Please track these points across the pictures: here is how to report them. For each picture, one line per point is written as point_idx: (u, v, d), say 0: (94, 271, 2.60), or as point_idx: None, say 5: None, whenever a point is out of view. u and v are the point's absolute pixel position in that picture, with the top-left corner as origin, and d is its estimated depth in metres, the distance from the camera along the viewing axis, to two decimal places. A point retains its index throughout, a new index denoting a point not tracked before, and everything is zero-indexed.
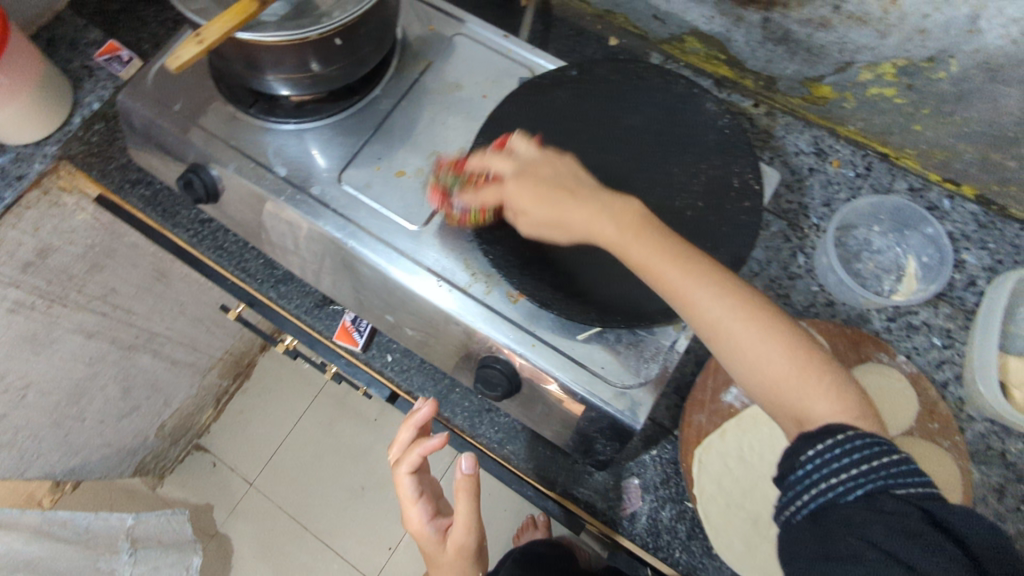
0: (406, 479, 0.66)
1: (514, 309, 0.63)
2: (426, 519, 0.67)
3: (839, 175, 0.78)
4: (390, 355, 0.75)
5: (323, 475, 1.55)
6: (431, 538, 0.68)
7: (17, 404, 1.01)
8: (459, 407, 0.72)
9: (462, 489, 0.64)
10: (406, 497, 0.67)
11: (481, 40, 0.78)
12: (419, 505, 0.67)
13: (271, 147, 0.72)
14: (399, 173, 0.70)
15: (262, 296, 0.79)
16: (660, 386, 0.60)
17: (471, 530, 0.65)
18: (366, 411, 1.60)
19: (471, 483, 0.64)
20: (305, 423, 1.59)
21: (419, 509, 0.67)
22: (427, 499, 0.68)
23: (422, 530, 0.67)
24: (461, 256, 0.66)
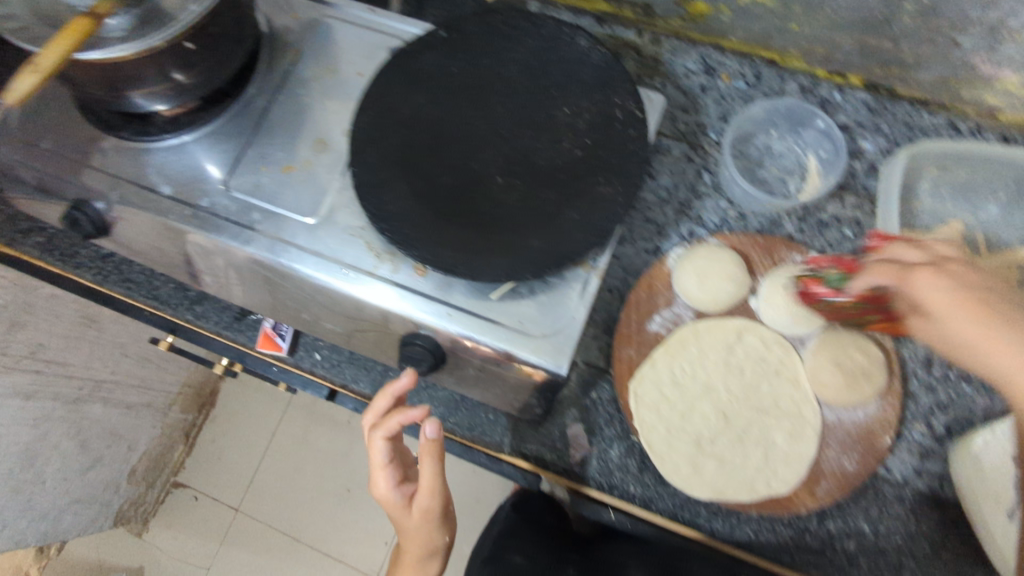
0: (378, 444, 0.65)
1: (424, 282, 0.63)
2: (392, 485, 0.67)
3: (731, 88, 0.79)
4: (319, 353, 0.73)
5: (307, 485, 1.54)
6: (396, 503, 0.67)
7: None
8: (395, 390, 0.71)
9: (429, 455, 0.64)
10: (376, 462, 0.67)
11: (349, 18, 0.76)
12: (387, 471, 0.66)
13: (151, 167, 0.69)
14: (288, 167, 0.68)
15: (181, 320, 0.77)
16: (580, 329, 0.60)
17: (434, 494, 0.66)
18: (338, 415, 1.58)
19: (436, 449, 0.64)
20: (279, 439, 1.57)
21: (386, 474, 0.67)
22: (396, 466, 0.68)
23: (388, 495, 0.67)
24: (362, 239, 0.65)
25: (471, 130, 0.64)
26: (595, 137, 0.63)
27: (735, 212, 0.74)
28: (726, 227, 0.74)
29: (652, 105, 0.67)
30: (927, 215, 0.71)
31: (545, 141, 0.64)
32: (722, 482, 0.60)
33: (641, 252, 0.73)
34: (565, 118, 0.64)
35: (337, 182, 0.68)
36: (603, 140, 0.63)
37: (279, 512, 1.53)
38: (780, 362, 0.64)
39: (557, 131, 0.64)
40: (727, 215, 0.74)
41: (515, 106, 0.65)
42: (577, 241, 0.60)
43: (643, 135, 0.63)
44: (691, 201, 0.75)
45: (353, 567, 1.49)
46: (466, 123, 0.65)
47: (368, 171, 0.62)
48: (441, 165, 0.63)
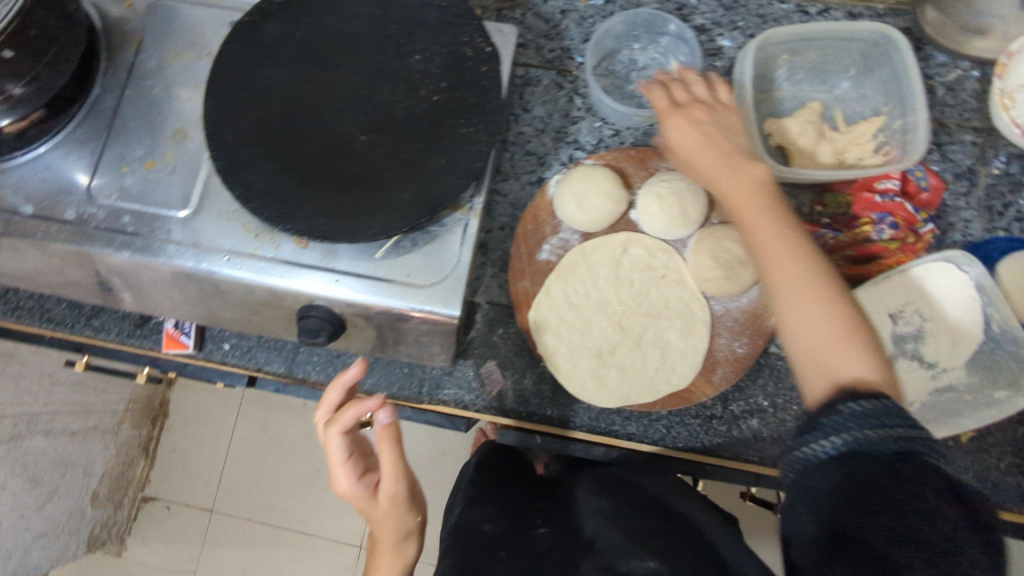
0: (335, 439, 0.62)
1: (307, 253, 0.63)
2: (354, 478, 0.63)
3: (589, 8, 0.78)
4: (228, 343, 0.73)
5: (276, 473, 1.55)
6: (362, 497, 0.63)
7: None
8: (310, 364, 0.72)
9: (386, 436, 0.61)
10: (334, 459, 0.63)
11: None
12: (347, 465, 0.63)
13: (7, 188, 0.66)
14: (150, 164, 0.67)
15: (81, 337, 0.76)
16: (467, 271, 0.62)
17: (399, 478, 0.62)
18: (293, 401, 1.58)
19: (393, 430, 0.61)
20: (238, 436, 1.57)
21: (347, 468, 0.63)
22: (357, 459, 0.64)
23: (352, 490, 0.63)
24: (239, 222, 0.64)
25: (326, 94, 0.63)
26: (449, 80, 0.63)
27: (609, 131, 0.75)
28: (603, 146, 0.75)
29: (505, 37, 0.67)
30: (789, 101, 0.73)
31: (402, 93, 0.63)
32: (627, 389, 0.64)
33: (525, 185, 0.74)
34: (416, 65, 0.64)
35: (203, 171, 0.66)
36: (457, 81, 0.63)
37: (254, 505, 1.55)
38: (665, 266, 0.67)
39: (412, 81, 0.64)
40: (603, 135, 0.75)
41: (366, 62, 0.64)
42: (449, 186, 0.60)
43: (496, 70, 0.63)
44: (566, 126, 0.75)
45: (337, 540, 1.53)
46: (320, 88, 0.64)
47: (228, 154, 0.61)
48: (300, 134, 0.62)
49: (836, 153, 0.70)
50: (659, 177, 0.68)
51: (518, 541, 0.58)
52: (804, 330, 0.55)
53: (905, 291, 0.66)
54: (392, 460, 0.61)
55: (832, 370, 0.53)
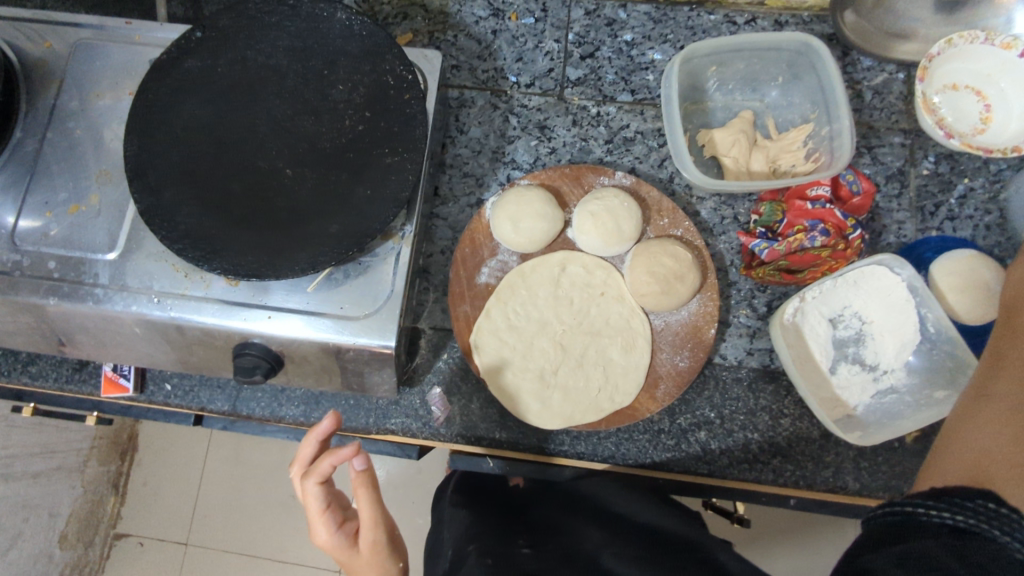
0: (311, 492, 0.60)
1: (238, 291, 0.62)
2: (331, 531, 0.61)
3: (521, 27, 0.78)
4: (169, 383, 0.72)
5: (250, 503, 1.53)
6: (341, 547, 0.61)
7: None
8: (254, 401, 0.71)
9: (362, 484, 0.59)
10: (311, 512, 0.61)
11: (104, 36, 0.71)
12: (325, 518, 0.60)
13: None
14: (75, 207, 0.65)
15: (19, 385, 0.74)
16: (402, 300, 0.61)
17: (378, 524, 0.60)
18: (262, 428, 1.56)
19: (367, 477, 0.59)
20: (208, 466, 1.54)
21: (324, 521, 0.60)
22: (335, 508, 0.61)
23: (330, 543, 0.61)
24: (168, 263, 0.63)
25: (250, 130, 0.63)
26: (373, 110, 0.63)
27: (546, 149, 0.75)
28: (540, 164, 0.75)
29: (432, 64, 0.68)
30: (720, 111, 0.74)
31: (327, 125, 0.63)
32: (570, 408, 0.63)
33: (464, 208, 0.74)
34: (340, 96, 0.63)
35: (130, 213, 0.65)
36: (381, 111, 0.63)
37: (230, 536, 1.52)
38: (603, 284, 0.68)
39: (337, 113, 0.63)
40: (539, 154, 0.75)
41: (290, 96, 0.64)
42: (378, 216, 0.60)
43: (419, 98, 0.63)
44: (502, 147, 0.75)
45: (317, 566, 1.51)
46: (243, 123, 0.63)
47: (150, 195, 0.60)
48: (224, 171, 0.62)
49: (768, 162, 0.71)
50: (592, 194, 0.67)
51: (504, 559, 0.55)
52: (981, 437, 0.45)
53: (843, 295, 0.67)
54: (369, 509, 0.59)
55: (986, 464, 0.43)
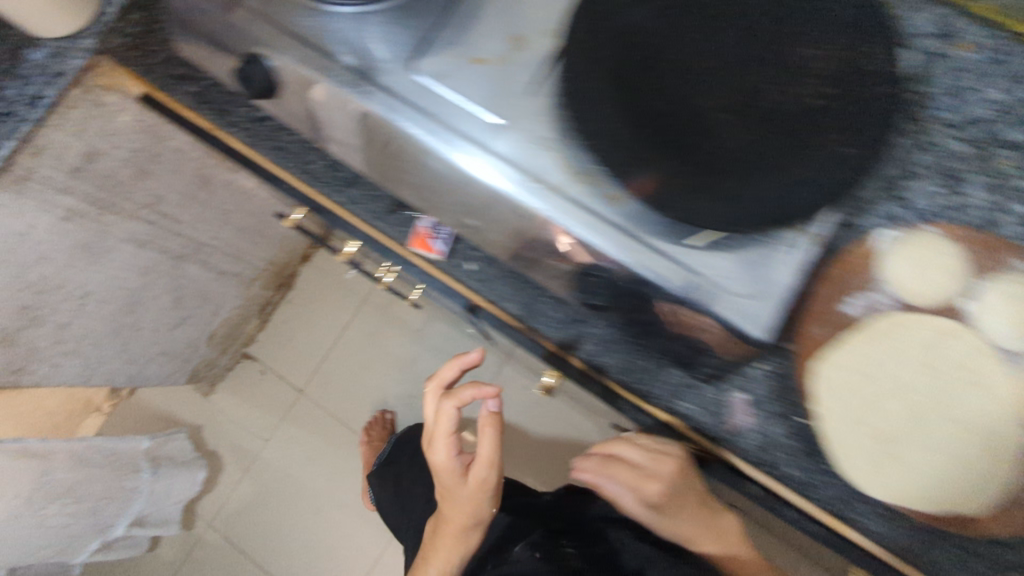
0: (449, 413, 0.72)
1: (614, 211, 0.56)
2: (452, 452, 0.74)
3: (970, 59, 0.64)
4: (472, 265, 0.69)
5: (374, 383, 1.58)
6: (455, 470, 0.75)
7: (79, 313, 1.04)
8: (549, 319, 0.67)
9: (491, 424, 0.73)
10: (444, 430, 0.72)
11: None
12: (450, 438, 0.72)
13: (333, 37, 0.62)
14: (476, 61, 0.61)
15: (331, 200, 0.74)
16: (786, 300, 0.55)
17: (495, 460, 0.74)
18: (412, 322, 1.57)
19: (496, 419, 0.73)
20: (350, 335, 1.59)
21: (448, 441, 0.73)
22: (457, 437, 0.74)
23: (449, 461, 0.74)
24: (553, 149, 0.58)
25: (702, 51, 0.56)
26: (842, 89, 0.56)
27: (951, 202, 0.61)
28: (941, 217, 0.61)
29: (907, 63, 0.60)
30: None
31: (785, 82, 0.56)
32: (907, 489, 0.56)
33: None
34: (811, 59, 0.56)
35: (527, 84, 0.61)
36: (849, 93, 0.56)
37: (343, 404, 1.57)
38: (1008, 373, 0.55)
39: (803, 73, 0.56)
40: (938, 204, 0.61)
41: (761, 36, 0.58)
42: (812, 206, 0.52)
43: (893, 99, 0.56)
44: (897, 180, 0.62)
45: None
46: (700, 40, 0.57)
47: (574, 81, 0.56)
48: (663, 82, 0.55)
49: None
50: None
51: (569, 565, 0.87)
52: None
53: None
54: (492, 442, 0.73)
55: None
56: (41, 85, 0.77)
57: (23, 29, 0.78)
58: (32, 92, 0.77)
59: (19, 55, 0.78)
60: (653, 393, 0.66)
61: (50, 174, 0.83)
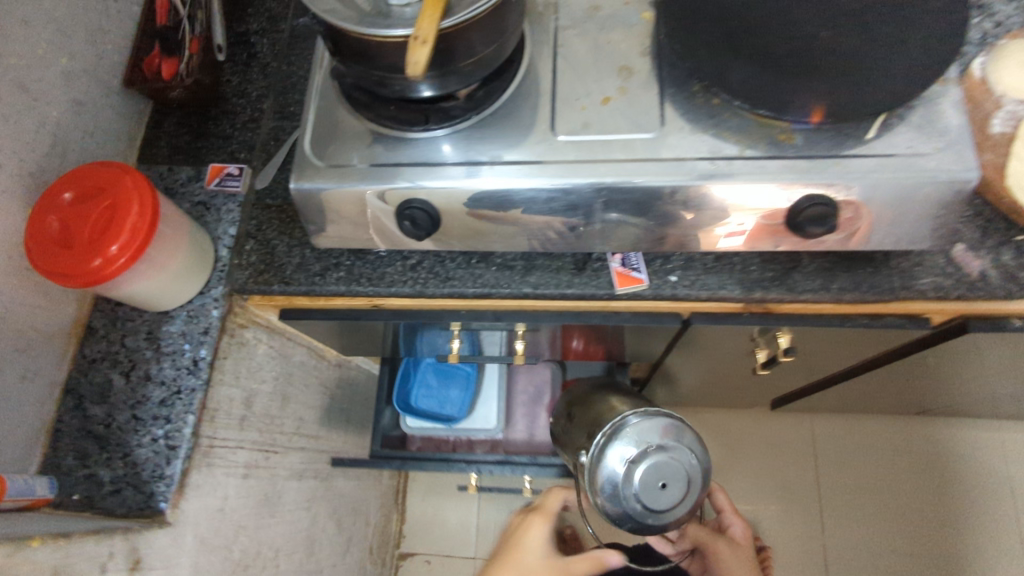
0: None
1: (679, 172, 0.64)
2: None
3: None
4: (673, 275, 0.72)
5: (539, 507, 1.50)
6: None
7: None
8: (766, 282, 0.71)
9: None
10: None
11: None
12: None
13: (362, 158, 0.71)
14: (549, 130, 0.69)
15: (516, 299, 0.75)
16: (970, 145, 0.61)
17: None
18: None
19: None
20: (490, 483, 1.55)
21: None
22: None
23: None
24: (609, 165, 0.65)
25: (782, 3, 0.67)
26: None
27: (992, 24, 0.77)
28: (991, 38, 0.76)
29: None
30: None
31: None
32: None
33: None
34: None
35: (588, 135, 0.68)
36: None
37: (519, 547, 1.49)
38: None
39: None
40: (986, 28, 0.77)
41: None
42: (939, 52, 0.62)
43: None
44: None
45: None
46: None
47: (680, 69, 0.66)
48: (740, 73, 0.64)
49: None
50: None
51: None
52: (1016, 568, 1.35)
53: None
54: None
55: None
56: (194, 348, 0.78)
57: (154, 311, 0.79)
58: (187, 360, 0.77)
59: (157, 336, 0.79)
60: (900, 280, 0.69)
61: (227, 435, 0.82)
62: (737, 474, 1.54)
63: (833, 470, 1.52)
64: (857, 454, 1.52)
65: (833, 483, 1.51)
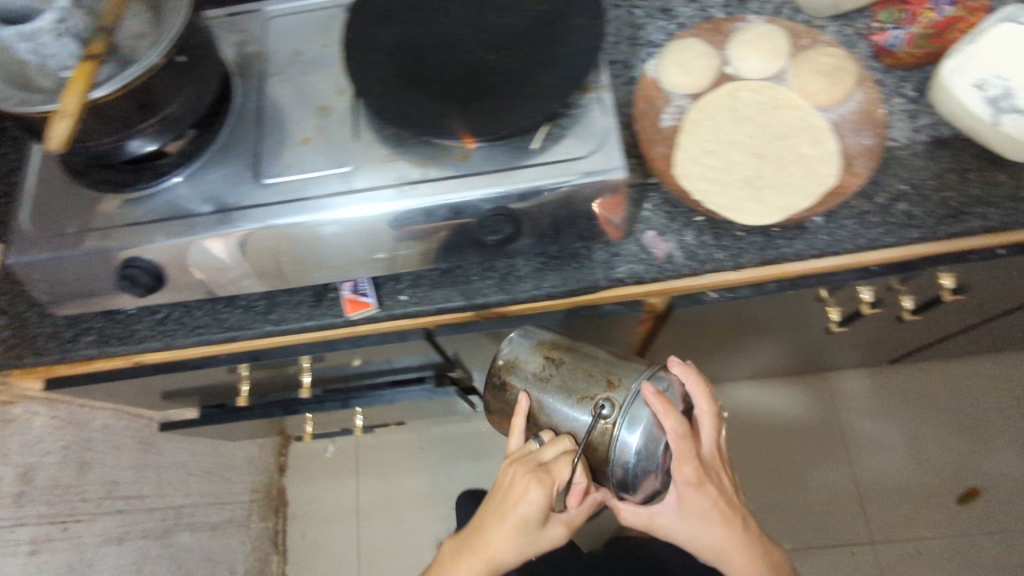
0: None
1: (366, 202, 0.68)
2: None
3: None
4: (403, 294, 0.77)
5: (415, 523, 1.55)
6: None
7: None
8: (486, 287, 0.76)
9: None
10: None
11: (287, 30, 0.80)
12: None
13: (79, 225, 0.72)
14: (255, 177, 0.72)
15: (261, 337, 0.78)
16: (617, 146, 0.68)
17: None
18: (407, 449, 1.61)
19: None
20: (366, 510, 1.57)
21: None
22: None
23: None
24: (306, 204, 0.69)
25: (450, 32, 0.72)
26: None
27: (674, 26, 0.85)
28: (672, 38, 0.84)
29: None
30: None
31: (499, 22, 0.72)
32: (786, 202, 0.71)
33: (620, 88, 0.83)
34: None
35: (290, 177, 0.71)
36: None
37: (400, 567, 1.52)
38: (773, 97, 0.75)
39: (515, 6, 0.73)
40: (668, 31, 0.85)
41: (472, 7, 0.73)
42: (581, 66, 0.69)
43: None
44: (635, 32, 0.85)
45: None
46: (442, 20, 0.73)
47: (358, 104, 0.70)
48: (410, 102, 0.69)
49: None
50: (760, 28, 0.77)
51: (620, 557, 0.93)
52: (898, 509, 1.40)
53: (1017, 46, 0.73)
54: None
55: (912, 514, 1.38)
56: None
57: None
58: None
59: None
60: (601, 271, 0.75)
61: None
62: (756, 493, 1.43)
63: (904, 402, 1.48)
64: (941, 361, 1.50)
65: (870, 479, 1.43)
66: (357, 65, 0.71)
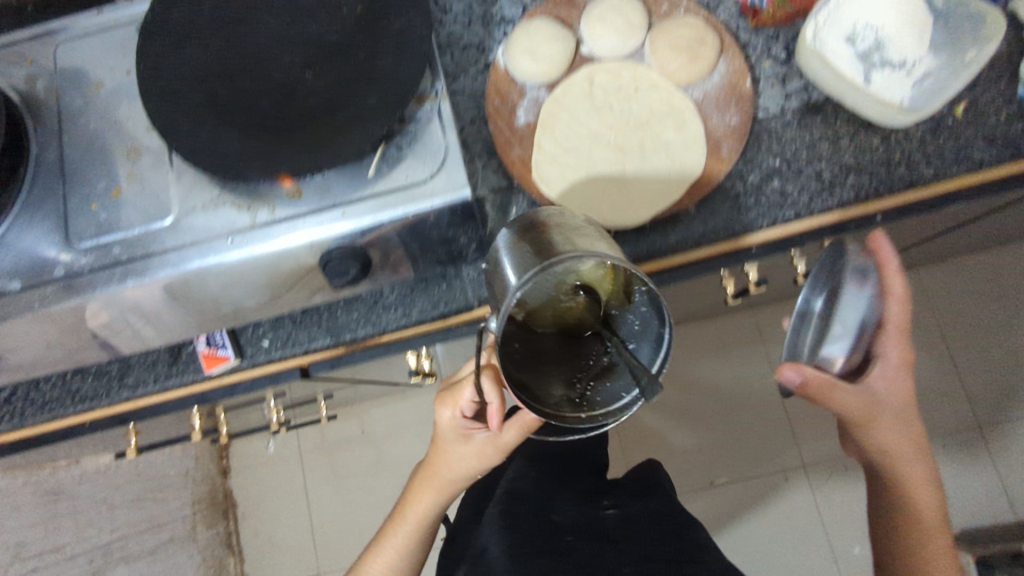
0: None
1: (191, 259, 0.61)
2: None
3: None
4: (265, 339, 0.72)
5: (368, 507, 1.53)
6: None
7: None
8: (353, 323, 0.72)
9: None
10: None
11: (82, 56, 0.69)
12: None
13: None
14: (66, 241, 0.64)
15: (122, 403, 0.73)
16: (459, 162, 0.62)
17: None
18: (351, 434, 1.57)
19: None
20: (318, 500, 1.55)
21: None
22: None
23: None
24: (124, 268, 0.62)
25: (260, 48, 0.63)
26: None
27: None
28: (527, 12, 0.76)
29: None
30: None
31: (315, 28, 0.63)
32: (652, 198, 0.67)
33: (478, 75, 0.76)
34: None
35: (105, 237, 0.64)
36: None
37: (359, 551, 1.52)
38: (633, 79, 0.69)
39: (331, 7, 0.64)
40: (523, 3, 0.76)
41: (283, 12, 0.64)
42: (408, 76, 0.60)
43: None
44: (487, 8, 0.77)
45: None
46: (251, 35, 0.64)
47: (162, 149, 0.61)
48: (224, 141, 0.61)
49: None
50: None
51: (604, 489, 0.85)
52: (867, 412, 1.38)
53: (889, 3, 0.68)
54: None
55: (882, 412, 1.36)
56: None
57: None
58: None
59: None
60: (471, 292, 0.71)
61: None
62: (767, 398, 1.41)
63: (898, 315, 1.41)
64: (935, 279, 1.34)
65: None
66: (158, 102, 0.62)
